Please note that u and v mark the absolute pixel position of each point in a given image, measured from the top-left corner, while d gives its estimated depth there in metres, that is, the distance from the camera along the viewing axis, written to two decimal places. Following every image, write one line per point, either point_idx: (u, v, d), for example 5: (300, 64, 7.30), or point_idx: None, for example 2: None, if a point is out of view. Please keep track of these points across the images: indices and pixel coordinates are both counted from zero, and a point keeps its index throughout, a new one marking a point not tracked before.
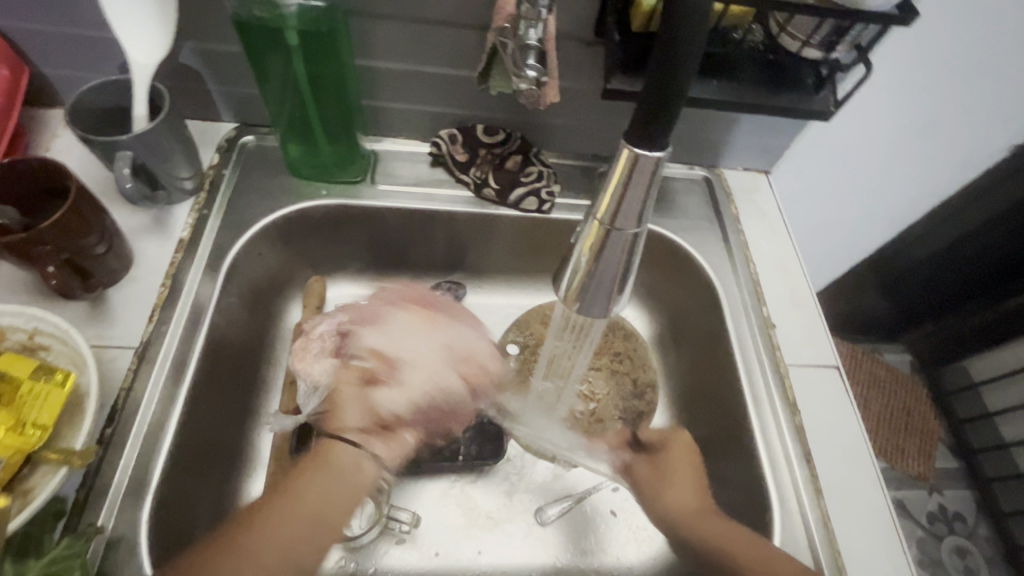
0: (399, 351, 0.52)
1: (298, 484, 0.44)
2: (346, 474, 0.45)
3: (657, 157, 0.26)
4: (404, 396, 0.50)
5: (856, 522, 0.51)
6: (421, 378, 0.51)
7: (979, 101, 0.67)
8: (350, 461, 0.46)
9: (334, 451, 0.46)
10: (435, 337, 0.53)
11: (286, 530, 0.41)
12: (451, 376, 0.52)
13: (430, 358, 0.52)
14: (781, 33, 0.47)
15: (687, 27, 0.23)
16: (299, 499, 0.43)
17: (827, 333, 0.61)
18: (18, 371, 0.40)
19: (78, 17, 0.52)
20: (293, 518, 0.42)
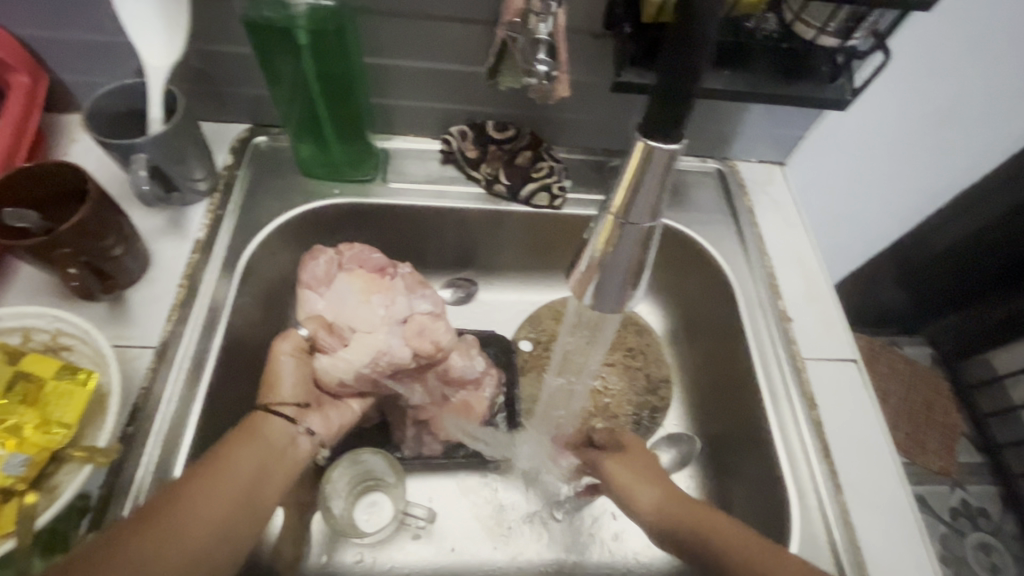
0: (345, 320, 0.53)
1: (222, 455, 0.42)
2: (275, 447, 0.45)
3: (671, 150, 0.26)
4: (342, 366, 0.51)
5: (878, 518, 0.50)
6: (368, 341, 0.52)
7: (1001, 87, 0.65)
8: (280, 433, 0.46)
9: (263, 423, 0.45)
10: (371, 309, 0.54)
11: (215, 504, 0.39)
12: (398, 344, 0.52)
13: (369, 329, 0.53)
14: (795, 21, 0.46)
15: (702, 17, 0.22)
16: (228, 475, 0.41)
17: (845, 326, 0.60)
18: (42, 371, 0.41)
19: (93, 22, 0.53)
20: (220, 492, 0.40)
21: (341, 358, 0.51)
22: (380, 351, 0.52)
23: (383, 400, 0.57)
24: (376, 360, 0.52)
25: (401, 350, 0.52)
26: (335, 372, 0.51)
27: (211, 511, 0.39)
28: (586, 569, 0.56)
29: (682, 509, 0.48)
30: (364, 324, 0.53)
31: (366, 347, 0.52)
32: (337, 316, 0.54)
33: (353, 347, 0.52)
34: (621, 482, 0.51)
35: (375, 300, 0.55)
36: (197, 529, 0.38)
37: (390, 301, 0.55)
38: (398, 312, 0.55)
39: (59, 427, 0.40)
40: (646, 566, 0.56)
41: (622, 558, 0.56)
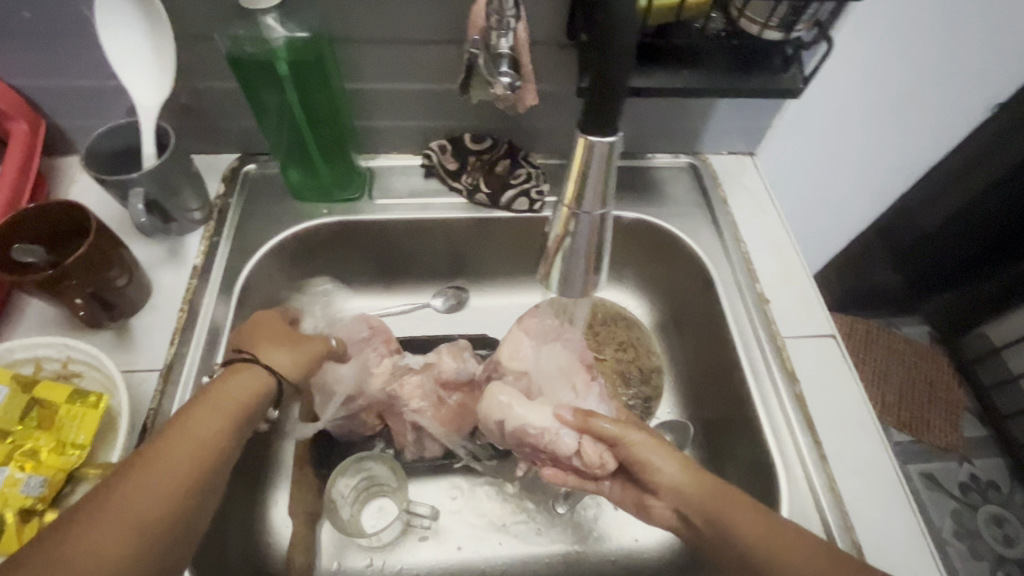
0: (534, 380, 0.57)
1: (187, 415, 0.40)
2: (244, 402, 0.44)
3: (609, 142, 0.29)
4: (505, 405, 0.54)
5: (865, 485, 0.52)
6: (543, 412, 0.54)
7: (953, 66, 0.69)
8: (260, 385, 0.45)
9: (236, 378, 0.44)
10: (562, 387, 0.57)
11: (175, 467, 0.37)
12: (567, 436, 0.52)
13: (558, 403, 0.55)
14: (740, 17, 0.48)
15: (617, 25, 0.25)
16: (194, 435, 0.39)
17: (822, 304, 0.62)
18: (55, 397, 0.43)
19: (86, 68, 0.56)
20: (185, 454, 0.38)
21: (515, 404, 0.53)
22: (558, 417, 0.53)
23: (383, 407, 0.59)
24: (545, 429, 0.52)
25: (569, 436, 0.52)
26: (501, 412, 0.54)
27: (173, 477, 0.37)
28: (589, 558, 0.57)
29: (716, 498, 0.46)
30: (557, 397, 0.56)
31: (540, 415, 0.53)
32: (528, 373, 0.57)
33: (529, 404, 0.54)
34: (649, 458, 0.50)
35: (576, 385, 0.57)
36: (155, 491, 0.36)
37: (584, 394, 0.57)
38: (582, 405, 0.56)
39: (74, 448, 0.42)
40: (648, 552, 0.57)
41: (625, 546, 0.58)
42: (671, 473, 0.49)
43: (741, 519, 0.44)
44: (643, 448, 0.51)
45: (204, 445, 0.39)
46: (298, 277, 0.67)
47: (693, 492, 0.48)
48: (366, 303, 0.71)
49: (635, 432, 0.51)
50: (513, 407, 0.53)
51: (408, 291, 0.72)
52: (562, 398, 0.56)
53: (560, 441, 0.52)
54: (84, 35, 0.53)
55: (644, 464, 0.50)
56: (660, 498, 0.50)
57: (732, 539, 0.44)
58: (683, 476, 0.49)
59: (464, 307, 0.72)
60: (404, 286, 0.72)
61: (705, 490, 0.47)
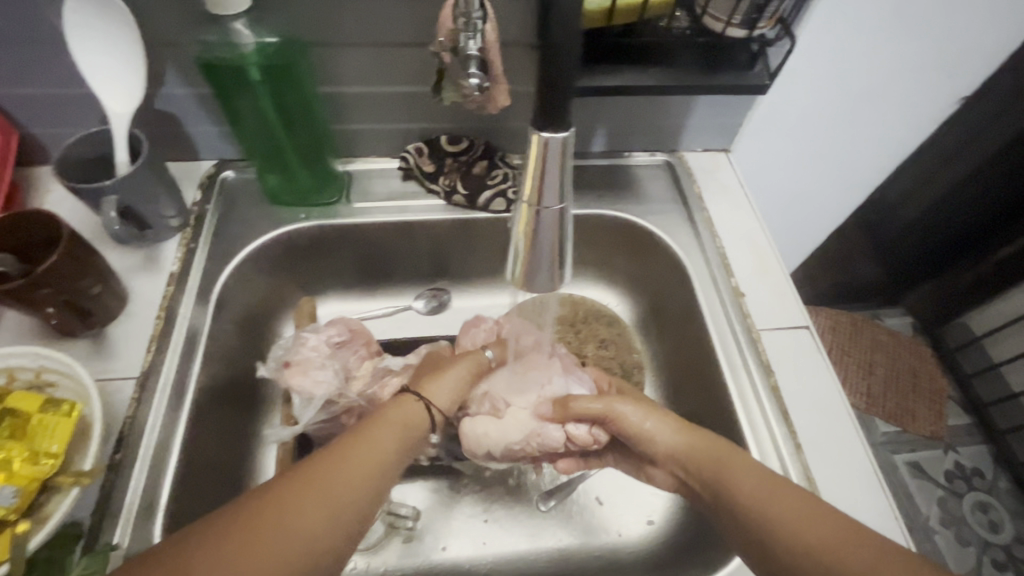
0: (499, 396, 0.56)
1: (369, 431, 0.44)
2: (412, 427, 0.47)
3: (562, 138, 0.29)
4: (484, 436, 0.54)
5: (839, 473, 0.52)
6: (518, 419, 0.54)
7: (918, 61, 0.70)
8: (419, 417, 0.48)
9: (405, 408, 0.47)
10: (523, 389, 0.56)
11: (358, 479, 0.40)
12: (553, 428, 0.54)
13: (525, 407, 0.55)
14: (704, 15, 0.49)
15: (561, 25, 0.25)
16: (373, 453, 0.42)
17: (796, 296, 0.63)
18: (27, 407, 0.43)
19: (56, 77, 0.56)
20: (369, 470, 0.41)
21: (490, 430, 0.54)
22: (534, 432, 0.54)
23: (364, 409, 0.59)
24: (528, 439, 0.54)
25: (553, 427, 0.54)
26: (483, 444, 0.54)
27: (357, 484, 0.40)
28: (574, 556, 0.57)
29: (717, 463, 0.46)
30: (523, 401, 0.56)
31: (518, 429, 0.54)
32: (493, 391, 0.56)
33: (503, 423, 0.54)
34: (646, 428, 0.51)
35: (536, 379, 0.57)
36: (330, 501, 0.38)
37: (547, 380, 0.57)
38: (551, 394, 0.56)
39: (47, 457, 0.41)
40: (631, 546, 0.57)
41: (610, 541, 0.58)
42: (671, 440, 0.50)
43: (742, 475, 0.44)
44: (627, 420, 0.52)
45: (382, 459, 0.42)
46: (277, 282, 0.67)
47: (685, 453, 0.49)
48: (348, 307, 0.71)
49: (621, 407, 0.52)
50: (489, 435, 0.54)
51: (390, 294, 0.73)
52: (532, 402, 0.56)
53: (548, 436, 0.54)
54: (54, 43, 0.53)
55: (640, 434, 0.52)
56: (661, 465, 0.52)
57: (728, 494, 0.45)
58: (680, 440, 0.50)
59: (446, 308, 0.72)
60: (386, 289, 0.72)
61: (703, 453, 0.48)
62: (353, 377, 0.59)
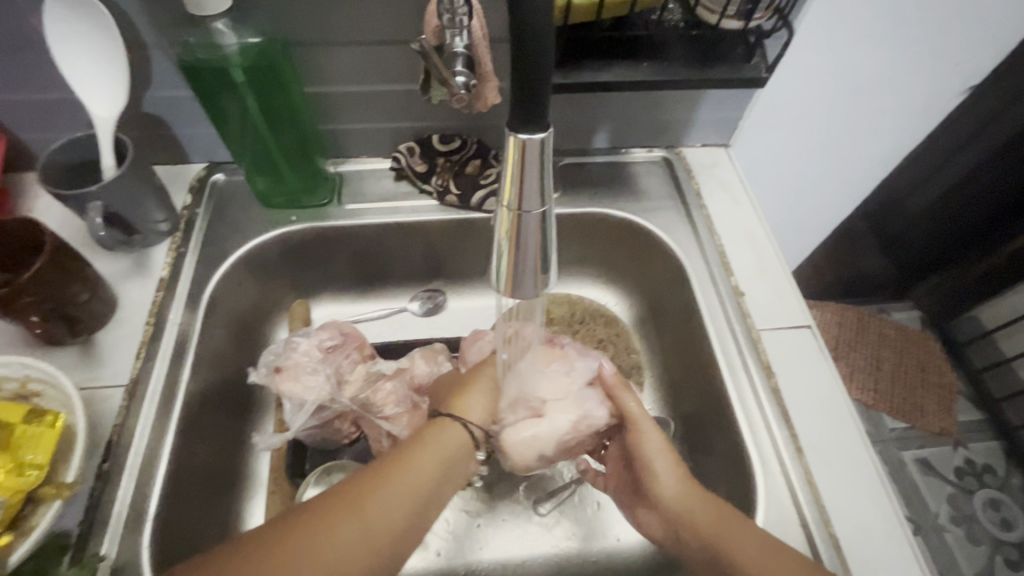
0: (531, 396, 0.52)
1: (412, 454, 0.43)
2: (452, 454, 0.45)
3: (540, 139, 0.28)
4: (534, 439, 0.51)
5: (842, 477, 0.51)
6: (563, 406, 0.52)
7: (923, 50, 0.68)
8: (460, 445, 0.47)
9: (448, 433, 0.46)
10: (548, 381, 0.53)
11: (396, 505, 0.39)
12: (595, 405, 0.53)
13: (559, 396, 0.52)
14: (699, 6, 0.48)
15: (534, 22, 0.24)
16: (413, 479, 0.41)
17: (798, 294, 0.62)
18: (11, 417, 0.43)
19: (41, 81, 0.55)
20: (410, 496, 0.40)
21: (539, 431, 0.51)
22: (581, 418, 0.52)
23: (357, 414, 0.58)
24: (576, 427, 0.52)
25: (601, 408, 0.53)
26: (535, 448, 0.51)
27: (395, 510, 0.39)
28: (572, 561, 0.56)
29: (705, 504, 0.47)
30: (555, 393, 0.53)
31: (564, 420, 0.52)
32: (522, 395, 0.52)
33: (548, 421, 0.51)
34: (652, 461, 0.50)
35: (558, 367, 0.54)
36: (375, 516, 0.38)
37: (570, 367, 0.54)
38: (580, 378, 0.54)
39: (32, 468, 0.41)
40: (630, 551, 0.57)
41: (608, 546, 0.57)
42: (671, 492, 0.48)
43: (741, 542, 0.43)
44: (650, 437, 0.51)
45: (422, 485, 0.41)
46: (270, 286, 0.66)
47: (684, 507, 0.47)
48: (342, 309, 0.71)
49: (650, 432, 0.51)
50: (541, 436, 0.51)
51: (384, 296, 0.72)
52: (567, 393, 0.53)
53: (597, 415, 0.52)
54: (36, 48, 0.52)
55: (645, 466, 0.50)
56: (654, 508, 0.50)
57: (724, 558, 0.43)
58: (679, 489, 0.48)
59: (442, 309, 0.71)
60: (380, 291, 0.71)
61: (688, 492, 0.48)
62: (345, 382, 0.58)
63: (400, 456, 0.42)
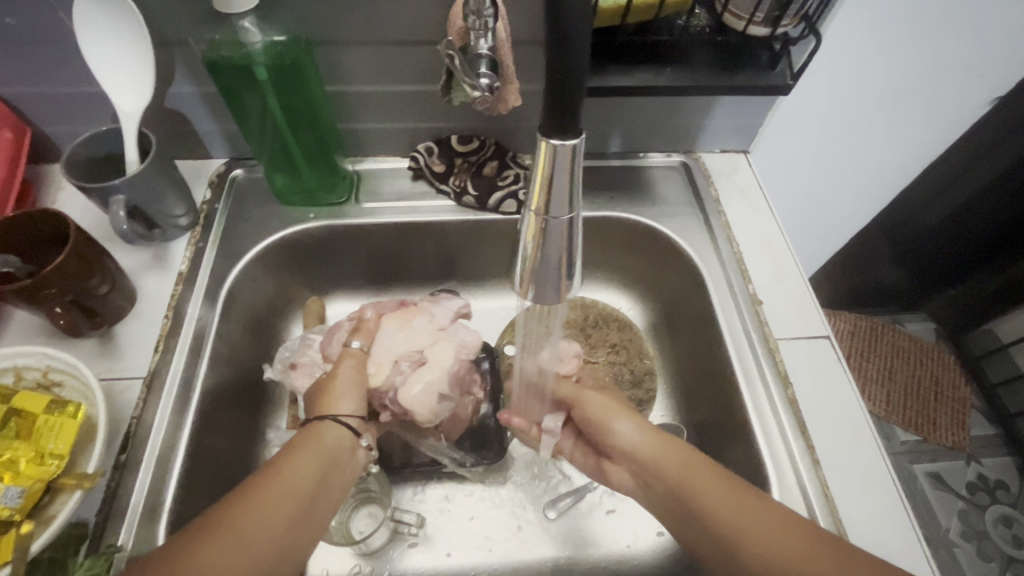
0: (406, 353, 0.54)
1: (288, 458, 0.43)
2: (332, 455, 0.45)
3: (572, 145, 0.27)
4: (428, 388, 0.53)
5: (859, 490, 0.50)
6: (439, 351, 0.55)
7: (950, 58, 0.67)
8: (338, 438, 0.47)
9: (325, 430, 0.46)
10: (416, 335, 0.56)
11: (279, 513, 0.39)
12: (464, 335, 0.58)
13: (431, 342, 0.56)
14: (725, 13, 0.48)
15: (575, 21, 0.23)
16: (295, 480, 0.41)
17: (817, 304, 0.61)
18: (33, 407, 0.43)
19: (68, 75, 0.56)
20: (288, 501, 0.40)
21: (428, 378, 0.53)
22: (459, 350, 0.56)
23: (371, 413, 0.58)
24: (458, 358, 0.56)
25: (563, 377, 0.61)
26: (432, 393, 0.53)
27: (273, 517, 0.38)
28: (580, 565, 0.56)
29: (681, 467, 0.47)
30: (426, 341, 0.56)
31: (444, 358, 0.55)
32: (400, 354, 0.54)
33: (431, 366, 0.54)
34: (607, 423, 0.53)
35: (419, 319, 0.57)
36: (259, 526, 0.37)
37: (430, 314, 0.58)
38: (442, 320, 0.58)
39: (53, 458, 0.42)
40: (640, 558, 0.56)
41: (618, 552, 0.57)
42: (641, 447, 0.50)
43: (711, 494, 0.44)
44: (596, 408, 0.54)
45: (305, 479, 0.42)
46: (286, 283, 0.66)
47: (653, 464, 0.49)
48: (355, 307, 0.71)
49: (597, 395, 0.55)
50: (431, 381, 0.53)
51: (398, 295, 0.72)
52: (436, 337, 0.56)
53: (467, 344, 0.57)
54: (64, 43, 0.53)
55: (599, 426, 0.54)
56: (618, 462, 0.53)
57: (695, 509, 0.44)
58: (653, 447, 0.49)
59: None
60: (394, 290, 0.72)
61: (674, 460, 0.48)
62: None
63: (276, 468, 0.41)
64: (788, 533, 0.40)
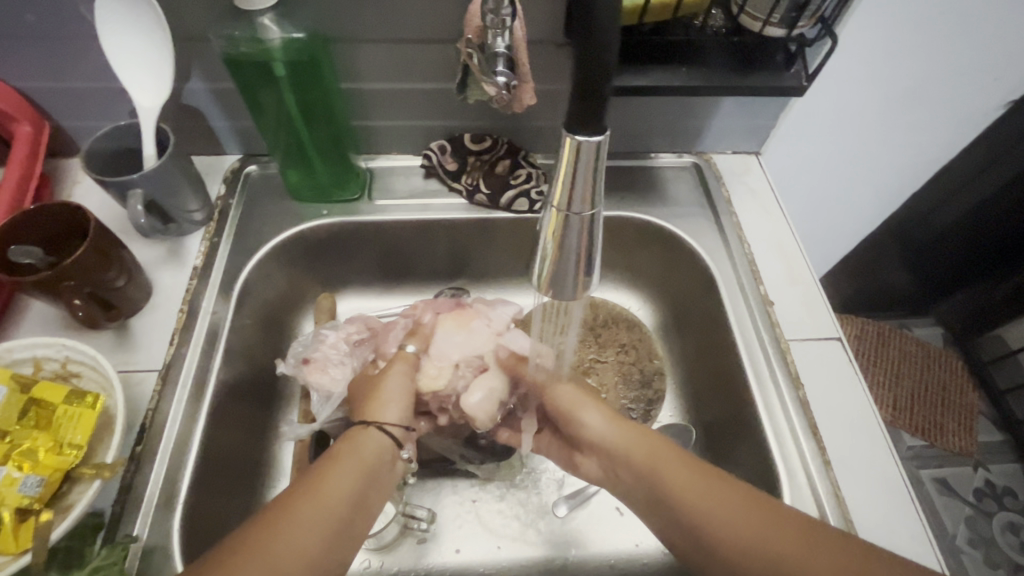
0: (467, 356, 0.56)
1: (327, 472, 0.42)
2: (373, 467, 0.45)
3: (596, 141, 0.28)
4: (489, 394, 0.54)
5: (870, 491, 0.50)
6: (498, 356, 0.56)
7: (965, 61, 0.67)
8: (382, 449, 0.46)
9: (364, 440, 0.46)
10: (474, 339, 0.56)
11: (312, 533, 0.38)
12: (518, 340, 0.56)
13: (489, 347, 0.56)
14: (741, 14, 0.48)
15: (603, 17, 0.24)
16: (331, 497, 0.40)
17: (827, 305, 0.61)
18: (52, 397, 0.44)
19: (87, 70, 0.56)
20: (322, 516, 0.39)
21: (489, 385, 0.54)
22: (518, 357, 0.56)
23: None
24: (517, 365, 0.56)
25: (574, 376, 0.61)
26: (492, 399, 0.54)
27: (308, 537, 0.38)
28: (588, 564, 0.56)
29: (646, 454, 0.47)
30: (485, 346, 0.56)
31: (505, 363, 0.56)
32: (459, 359, 0.55)
33: (493, 373, 0.55)
34: (573, 412, 0.53)
35: (476, 325, 0.57)
36: (292, 545, 0.37)
37: (486, 319, 0.58)
38: (499, 325, 0.58)
39: (71, 448, 0.42)
40: (649, 557, 0.56)
41: (627, 551, 0.57)
42: (604, 437, 0.50)
43: (679, 480, 0.44)
44: (564, 395, 0.54)
45: (339, 491, 0.41)
46: (298, 279, 0.67)
47: (620, 452, 0.49)
48: (365, 304, 0.71)
49: (568, 388, 0.55)
50: (493, 388, 0.54)
51: (409, 292, 0.72)
52: (494, 343, 0.57)
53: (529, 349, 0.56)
54: (85, 38, 0.53)
55: (566, 416, 0.54)
56: (587, 453, 0.53)
57: (665, 495, 0.44)
58: (616, 435, 0.50)
59: None
60: (405, 287, 0.72)
61: (637, 447, 0.48)
62: None
63: (314, 484, 0.41)
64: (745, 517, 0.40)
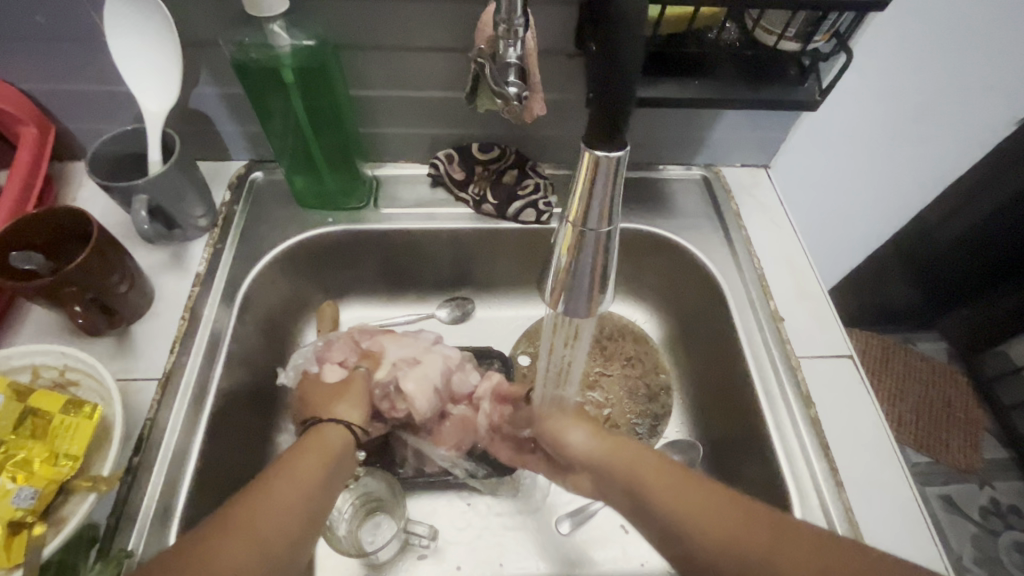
0: (403, 357, 0.56)
1: (295, 454, 0.44)
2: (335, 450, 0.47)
3: (616, 157, 0.27)
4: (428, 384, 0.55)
5: (883, 514, 0.49)
6: (433, 357, 0.57)
7: (976, 77, 0.66)
8: (342, 438, 0.48)
9: (327, 428, 0.48)
10: (410, 345, 0.58)
11: (288, 509, 0.40)
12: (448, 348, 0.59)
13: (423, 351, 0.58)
14: (756, 27, 0.48)
15: None
16: (304, 474, 0.43)
17: (839, 323, 0.60)
18: (49, 406, 0.43)
19: (94, 74, 0.56)
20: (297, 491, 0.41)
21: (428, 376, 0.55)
22: (450, 360, 0.58)
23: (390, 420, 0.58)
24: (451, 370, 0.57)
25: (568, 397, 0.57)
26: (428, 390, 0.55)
27: (286, 513, 0.40)
28: None
29: (628, 457, 0.46)
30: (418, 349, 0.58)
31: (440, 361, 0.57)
32: (398, 358, 0.56)
33: (429, 365, 0.56)
34: (561, 432, 0.52)
35: (407, 337, 0.59)
36: (275, 519, 0.39)
37: (416, 335, 0.60)
38: (430, 339, 0.60)
39: (67, 459, 0.41)
40: None
41: (631, 571, 0.56)
42: (593, 452, 0.49)
43: (654, 484, 0.43)
44: (556, 416, 0.53)
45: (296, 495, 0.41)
46: (302, 286, 0.66)
47: (607, 468, 0.47)
48: (369, 313, 0.70)
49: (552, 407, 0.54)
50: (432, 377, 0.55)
51: (413, 301, 0.71)
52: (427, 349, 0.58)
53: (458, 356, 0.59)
54: (93, 41, 0.53)
55: (554, 439, 0.52)
56: (581, 473, 0.51)
57: (642, 497, 0.43)
58: (603, 447, 0.49)
59: (469, 318, 0.71)
60: (409, 296, 0.71)
61: (617, 458, 0.47)
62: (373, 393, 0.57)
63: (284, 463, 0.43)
64: (703, 500, 0.40)
